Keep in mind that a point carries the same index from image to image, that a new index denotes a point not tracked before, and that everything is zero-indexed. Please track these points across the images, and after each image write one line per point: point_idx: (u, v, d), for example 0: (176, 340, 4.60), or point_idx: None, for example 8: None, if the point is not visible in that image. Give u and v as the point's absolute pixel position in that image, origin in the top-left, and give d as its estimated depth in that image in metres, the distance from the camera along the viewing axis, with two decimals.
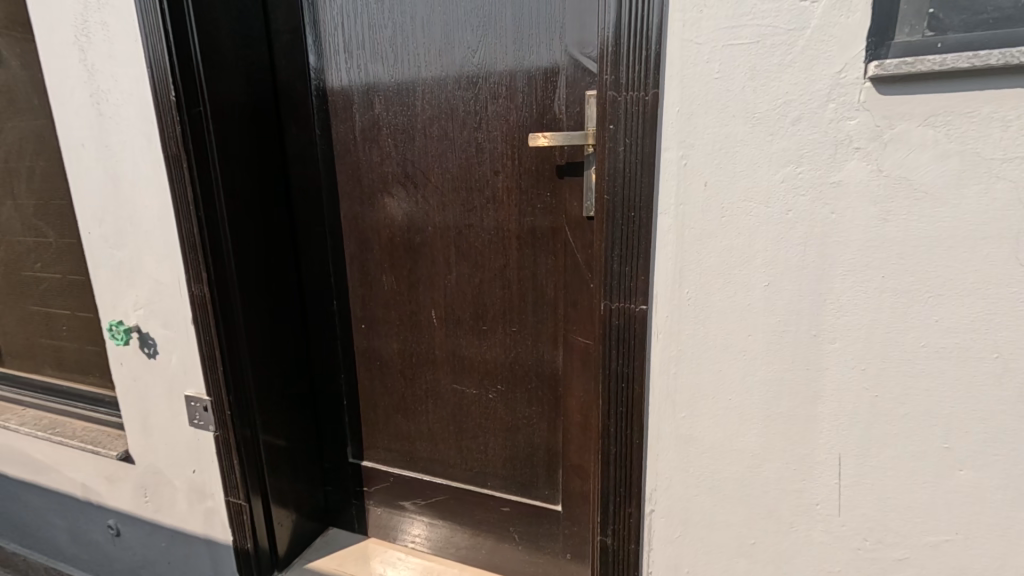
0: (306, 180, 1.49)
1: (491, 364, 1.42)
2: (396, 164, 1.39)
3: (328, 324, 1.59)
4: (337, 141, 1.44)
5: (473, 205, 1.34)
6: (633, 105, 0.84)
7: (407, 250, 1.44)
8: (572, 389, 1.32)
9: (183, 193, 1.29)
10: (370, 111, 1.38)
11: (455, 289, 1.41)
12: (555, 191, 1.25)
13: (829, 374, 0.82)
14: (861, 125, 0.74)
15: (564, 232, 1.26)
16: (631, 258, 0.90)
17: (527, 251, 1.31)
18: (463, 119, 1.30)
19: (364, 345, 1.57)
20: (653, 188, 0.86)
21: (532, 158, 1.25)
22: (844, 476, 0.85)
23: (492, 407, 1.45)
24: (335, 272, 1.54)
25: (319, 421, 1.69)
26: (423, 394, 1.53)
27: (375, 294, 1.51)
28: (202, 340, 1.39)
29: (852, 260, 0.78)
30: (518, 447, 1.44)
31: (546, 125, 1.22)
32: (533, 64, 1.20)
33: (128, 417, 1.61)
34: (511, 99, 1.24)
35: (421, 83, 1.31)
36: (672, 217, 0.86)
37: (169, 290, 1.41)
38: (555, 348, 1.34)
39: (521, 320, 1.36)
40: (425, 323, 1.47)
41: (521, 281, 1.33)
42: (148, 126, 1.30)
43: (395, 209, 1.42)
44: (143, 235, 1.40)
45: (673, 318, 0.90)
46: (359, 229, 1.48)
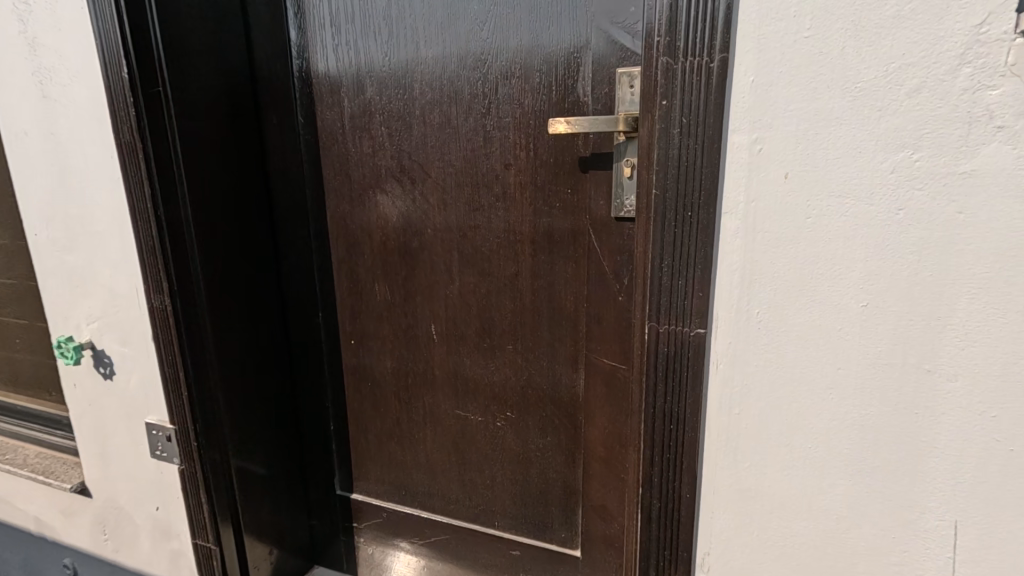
0: (287, 174, 1.29)
1: (499, 387, 1.23)
2: (390, 157, 1.20)
3: (314, 338, 1.40)
4: (322, 131, 1.25)
5: (480, 204, 1.15)
6: (693, 73, 0.66)
7: (403, 255, 1.25)
8: (596, 418, 1.14)
9: (140, 189, 1.10)
10: (360, 96, 1.19)
11: (457, 301, 1.22)
12: (576, 187, 1.06)
13: (946, 420, 0.64)
14: (1009, 96, 0.55)
15: (587, 236, 1.07)
16: (686, 269, 0.72)
17: (543, 258, 1.12)
18: (469, 104, 1.11)
19: (353, 363, 1.38)
20: (717, 179, 0.68)
21: (550, 149, 1.07)
22: (960, 549, 0.66)
23: (500, 436, 1.26)
24: (321, 280, 1.35)
25: (304, 447, 1.49)
26: (420, 420, 1.34)
27: (367, 306, 1.32)
28: (164, 359, 1.20)
29: (987, 274, 0.59)
30: (530, 483, 1.26)
31: (567, 110, 1.04)
32: (554, 37, 1.02)
33: (84, 444, 1.41)
34: (525, 79, 1.06)
35: (420, 63, 1.13)
36: (740, 217, 0.68)
37: (126, 302, 1.21)
38: (575, 370, 1.15)
39: (535, 337, 1.17)
40: (423, 340, 1.28)
41: (535, 292, 1.15)
42: (99, 110, 1.11)
43: (390, 208, 1.23)
44: (95, 237, 1.21)
45: (737, 344, 0.72)
46: (348, 231, 1.29)
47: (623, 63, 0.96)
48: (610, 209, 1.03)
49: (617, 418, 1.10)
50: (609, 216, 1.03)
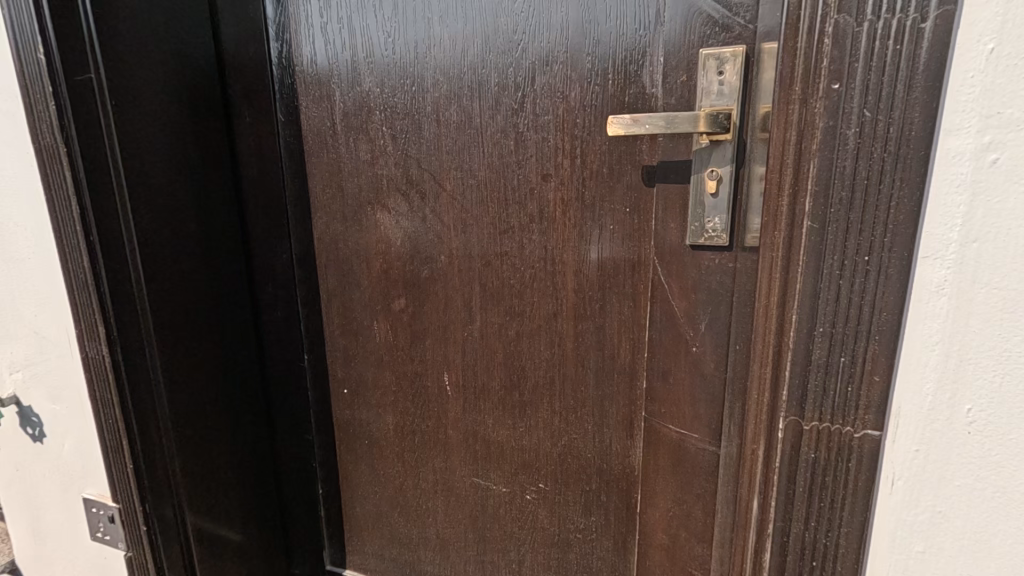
0: (265, 186, 1.04)
1: (531, 453, 0.99)
2: (395, 166, 0.95)
3: (298, 385, 1.14)
4: (309, 132, 1.00)
5: (509, 225, 0.91)
6: (878, 68, 0.48)
7: (409, 287, 1.00)
8: (657, 497, 0.90)
9: (66, 207, 0.84)
10: (355, 88, 0.94)
11: (479, 346, 0.98)
12: (638, 206, 0.82)
13: None
14: None
15: (650, 268, 0.83)
16: (852, 345, 0.53)
17: (591, 295, 0.88)
18: (497, 98, 0.86)
19: (346, 416, 1.13)
20: (919, 213, 0.49)
21: (602, 156, 0.82)
22: None
23: (531, 511, 1.02)
24: (307, 315, 1.10)
25: (286, 515, 1.22)
26: (430, 487, 1.09)
27: (364, 348, 1.07)
28: (104, 419, 0.93)
29: None
30: (568, 571, 1.01)
31: (626, 106, 0.80)
32: (612, 10, 0.77)
33: (13, 517, 1.15)
34: (572, 65, 0.81)
35: (433, 45, 0.88)
36: (951, 264, 0.48)
37: (55, 349, 0.95)
38: (630, 436, 0.91)
39: (578, 393, 0.93)
40: (435, 391, 1.04)
41: (579, 336, 0.91)
42: (12, 104, 0.85)
43: (393, 229, 0.98)
44: (15, 266, 0.94)
45: (934, 448, 0.52)
46: (341, 257, 1.04)
47: (708, 42, 0.72)
48: (683, 234, 0.79)
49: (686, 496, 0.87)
50: (683, 243, 0.79)
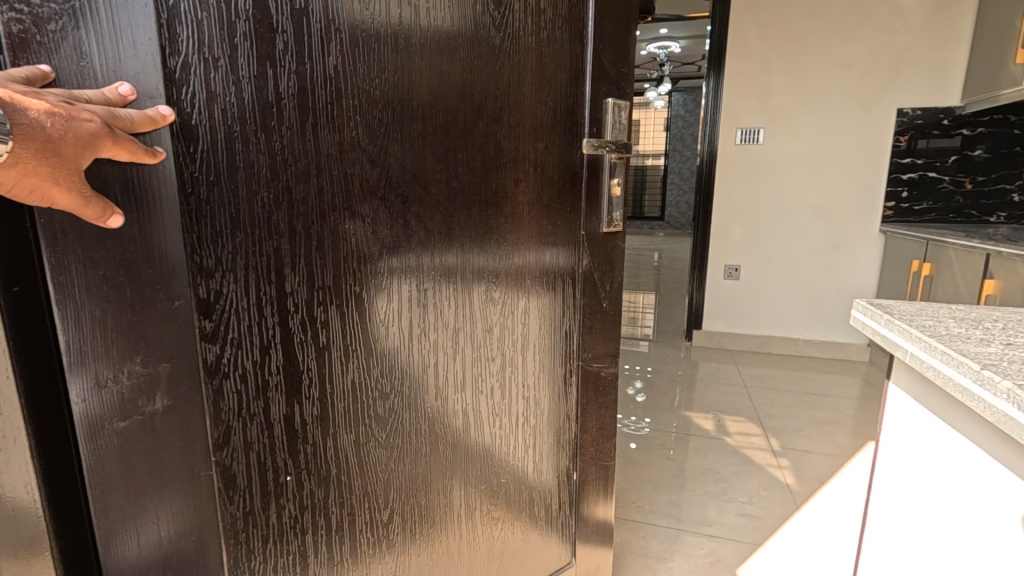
0: (126, 186, 0.55)
1: (513, 439, 0.98)
2: (370, 164, 0.71)
3: (188, 519, 0.65)
4: (232, 105, 0.60)
5: (489, 230, 0.87)
6: None
7: (388, 310, 0.77)
8: (591, 423, 1.10)
9: None
10: (315, 55, 0.65)
11: (459, 363, 0.88)
12: (573, 204, 0.97)
13: None
14: None
15: (582, 253, 1.00)
16: None
17: (550, 283, 0.97)
18: (479, 104, 0.81)
19: (291, 511, 0.72)
20: None
21: (556, 165, 0.93)
22: None
23: (509, 495, 1.00)
24: (211, 394, 0.64)
25: None
26: (412, 557, 0.88)
27: (321, 412, 0.73)
28: None
29: None
30: (538, 526, 1.06)
31: (574, 126, 0.94)
32: (569, 44, 0.90)
33: None
34: (541, 83, 0.88)
35: (422, 30, 0.74)
36: None
37: None
38: (574, 390, 1.06)
39: (545, 368, 1.00)
40: (418, 429, 0.84)
41: (544, 326, 0.99)
42: None
43: (369, 243, 0.73)
44: None
45: None
46: (285, 285, 0.67)
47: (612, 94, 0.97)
48: (604, 222, 1.01)
49: (602, 418, 1.13)
50: (604, 229, 1.02)
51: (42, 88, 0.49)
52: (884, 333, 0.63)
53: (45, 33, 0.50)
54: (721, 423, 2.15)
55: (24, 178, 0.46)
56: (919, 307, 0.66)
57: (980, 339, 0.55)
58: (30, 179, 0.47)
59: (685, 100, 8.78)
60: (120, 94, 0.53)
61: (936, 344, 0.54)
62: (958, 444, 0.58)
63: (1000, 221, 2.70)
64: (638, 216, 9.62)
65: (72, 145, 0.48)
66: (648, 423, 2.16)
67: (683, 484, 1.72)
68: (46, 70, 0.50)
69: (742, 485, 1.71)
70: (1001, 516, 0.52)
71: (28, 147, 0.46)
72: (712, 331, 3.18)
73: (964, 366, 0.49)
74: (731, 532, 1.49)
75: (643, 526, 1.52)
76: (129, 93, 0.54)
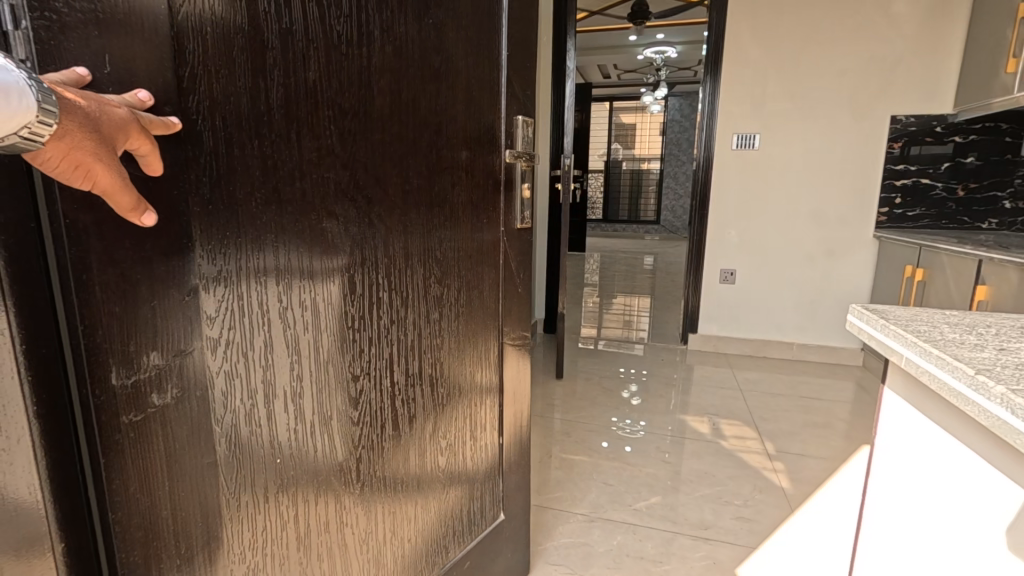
0: (148, 187, 0.53)
1: (452, 412, 1.07)
2: (342, 167, 0.76)
3: (200, 511, 0.63)
4: (232, 109, 0.61)
5: (433, 226, 0.96)
6: None
7: (359, 301, 0.82)
8: (511, 393, 1.24)
9: None
10: (297, 69, 0.68)
11: (414, 347, 0.95)
12: (494, 202, 1.11)
13: None
14: None
15: (503, 245, 1.15)
16: None
17: (480, 269, 1.09)
18: (425, 118, 0.90)
19: (277, 488, 0.73)
20: None
21: (482, 169, 1.06)
22: None
23: (453, 462, 1.10)
24: (216, 391, 0.63)
25: None
26: (381, 529, 0.93)
27: (302, 407, 0.75)
28: None
29: None
30: (475, 489, 1.16)
31: (494, 138, 1.09)
32: (489, 67, 1.04)
33: None
34: (467, 97, 1.00)
35: (380, 49, 0.80)
36: None
37: None
38: (498, 365, 1.19)
39: (476, 344, 1.12)
40: (383, 408, 0.90)
41: (475, 310, 1.10)
42: None
43: (344, 239, 0.78)
44: None
45: None
46: (277, 280, 0.69)
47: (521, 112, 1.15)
48: (515, 220, 1.18)
49: (522, 391, 1.28)
50: (516, 226, 1.18)
51: (78, 90, 0.46)
52: (880, 337, 0.64)
53: (69, 37, 0.47)
54: (716, 427, 2.15)
55: (68, 153, 0.44)
56: (913, 312, 0.68)
57: (974, 344, 0.56)
58: (73, 155, 0.44)
59: (680, 106, 8.83)
60: (142, 99, 0.51)
61: (929, 348, 0.56)
62: (958, 451, 0.58)
63: (992, 227, 2.72)
64: (632, 220, 9.66)
65: (110, 125, 0.46)
66: (644, 426, 2.17)
67: (679, 487, 1.72)
68: (82, 73, 0.47)
69: (737, 488, 1.72)
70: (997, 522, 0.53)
71: (73, 119, 0.43)
72: (707, 335, 3.19)
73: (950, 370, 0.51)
74: (726, 535, 1.49)
75: (639, 529, 1.52)
76: (148, 98, 0.52)
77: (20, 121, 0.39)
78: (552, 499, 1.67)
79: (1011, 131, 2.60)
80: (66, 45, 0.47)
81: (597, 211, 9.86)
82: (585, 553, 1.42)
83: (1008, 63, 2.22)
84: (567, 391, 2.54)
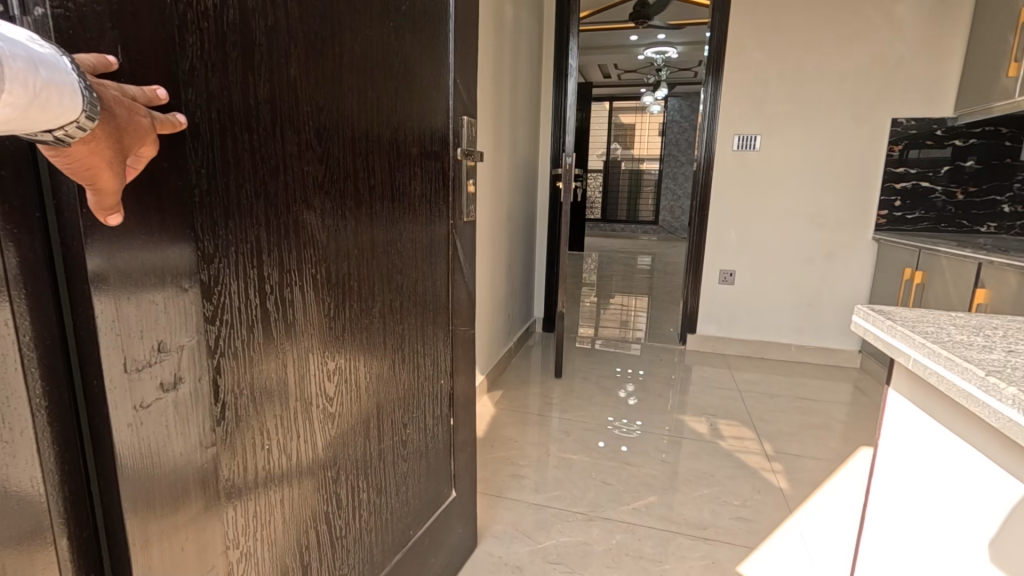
0: (153, 177, 0.53)
1: (411, 398, 1.09)
2: (320, 162, 0.76)
3: (198, 503, 0.62)
4: (226, 104, 0.60)
5: (396, 218, 0.97)
6: None
7: (336, 292, 0.82)
8: (459, 374, 1.30)
9: None
10: (279, 65, 0.67)
11: (380, 338, 0.96)
12: (446, 196, 1.15)
13: None
14: None
15: (453, 236, 1.19)
16: None
17: (434, 259, 1.12)
18: (388, 113, 0.91)
19: (270, 474, 0.73)
20: None
21: (434, 163, 1.09)
22: None
23: (412, 444, 1.11)
24: (209, 383, 0.62)
25: None
26: (353, 515, 0.93)
27: (284, 398, 0.75)
28: None
29: None
30: (430, 470, 1.20)
31: (445, 135, 1.13)
32: (441, 66, 1.08)
33: None
34: (424, 95, 1.02)
35: (354, 46, 0.80)
36: None
37: None
38: (448, 348, 1.23)
39: (430, 332, 1.15)
40: (354, 397, 0.90)
41: (430, 298, 1.13)
42: None
43: (323, 232, 0.78)
44: None
45: None
46: (264, 272, 0.69)
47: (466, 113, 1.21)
48: (464, 213, 1.23)
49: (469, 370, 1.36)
50: (464, 218, 1.24)
51: (101, 80, 0.46)
52: (885, 338, 0.65)
53: (84, 25, 0.46)
54: (715, 427, 2.16)
55: (89, 155, 0.43)
56: (921, 312, 0.68)
57: (982, 345, 0.56)
58: (92, 158, 0.43)
59: (681, 107, 8.81)
60: (157, 94, 0.51)
61: (933, 348, 0.56)
62: (959, 447, 0.59)
63: (990, 231, 2.73)
64: (631, 220, 9.66)
65: (130, 126, 0.46)
66: (641, 425, 2.17)
67: (677, 487, 1.72)
68: (111, 60, 0.47)
69: (736, 488, 1.72)
70: (993, 516, 0.54)
71: (105, 127, 0.44)
72: (706, 335, 3.20)
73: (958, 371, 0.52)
74: (726, 535, 1.49)
75: (638, 527, 1.52)
76: (164, 95, 0.52)
77: (63, 120, 0.39)
78: (550, 498, 1.67)
79: (1011, 135, 2.61)
80: (82, 34, 0.46)
81: (597, 210, 9.86)
82: (584, 552, 1.42)
83: (1009, 68, 2.23)
84: (566, 391, 2.54)
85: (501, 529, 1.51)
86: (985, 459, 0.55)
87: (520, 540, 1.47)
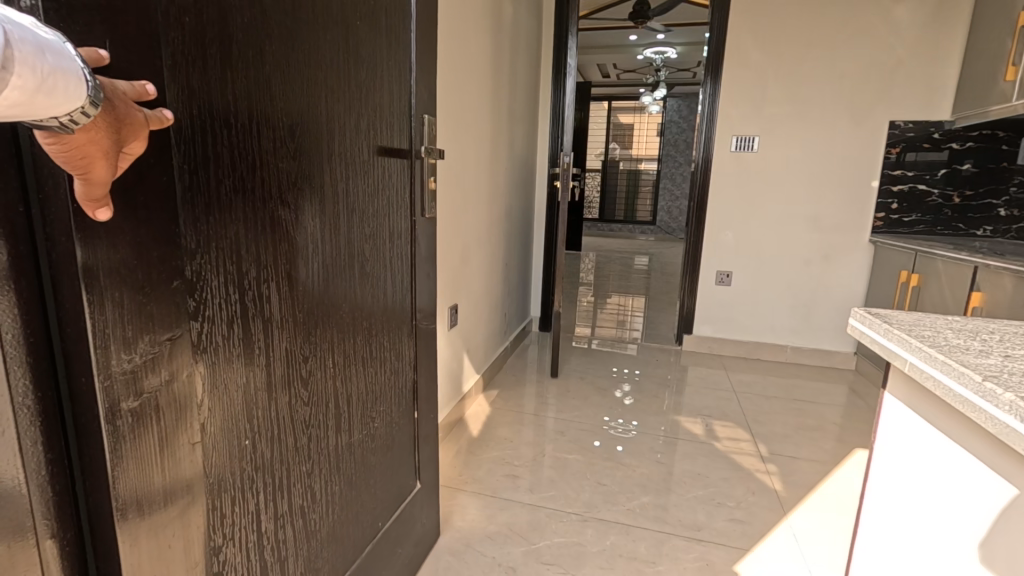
0: (139, 172, 0.52)
1: (379, 393, 1.09)
2: (295, 160, 0.76)
3: (183, 498, 0.61)
4: (207, 99, 0.60)
5: (364, 214, 0.96)
6: None
7: (309, 289, 0.82)
8: (422, 369, 1.29)
9: None
10: (255, 62, 0.66)
11: (351, 333, 0.95)
12: (409, 193, 1.14)
13: None
14: None
15: (415, 233, 1.18)
16: None
17: (398, 254, 1.11)
18: (356, 109, 0.90)
19: (248, 470, 0.72)
20: None
21: (397, 160, 1.08)
22: None
23: (379, 437, 1.11)
24: (191, 380, 0.62)
25: None
26: (325, 509, 0.93)
27: (260, 394, 0.74)
28: None
29: None
30: (396, 464, 1.19)
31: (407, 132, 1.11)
32: (404, 65, 1.06)
33: None
34: (388, 94, 1.01)
35: (323, 44, 0.79)
36: None
37: None
38: (412, 342, 1.23)
39: (394, 327, 1.14)
40: (327, 393, 0.90)
41: (395, 293, 1.12)
42: None
43: (297, 228, 0.77)
44: None
45: None
46: (245, 268, 0.68)
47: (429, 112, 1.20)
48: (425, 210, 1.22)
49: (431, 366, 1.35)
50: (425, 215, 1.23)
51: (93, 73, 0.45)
52: (880, 339, 0.64)
53: (72, 18, 0.45)
54: (710, 428, 2.16)
55: (87, 144, 0.42)
56: (917, 315, 0.67)
57: (978, 350, 0.56)
58: (89, 147, 0.43)
59: (680, 107, 8.82)
60: (146, 89, 0.49)
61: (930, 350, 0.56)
62: (951, 448, 0.59)
63: (986, 235, 2.74)
64: (627, 220, 9.67)
65: (126, 114, 0.46)
66: (636, 426, 2.17)
67: (671, 488, 1.72)
68: (102, 55, 0.46)
69: (731, 490, 1.72)
70: (984, 516, 0.54)
71: (104, 116, 0.43)
72: (702, 337, 3.20)
73: (952, 369, 0.52)
74: (721, 537, 1.49)
75: (632, 528, 1.52)
76: (153, 91, 0.50)
77: (66, 107, 0.38)
78: (544, 498, 1.66)
79: (1008, 138, 2.62)
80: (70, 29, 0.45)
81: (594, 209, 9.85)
82: (577, 553, 1.41)
83: (1007, 71, 2.23)
84: (561, 391, 2.53)
85: (494, 530, 1.50)
86: (974, 457, 0.55)
87: (514, 540, 1.46)
